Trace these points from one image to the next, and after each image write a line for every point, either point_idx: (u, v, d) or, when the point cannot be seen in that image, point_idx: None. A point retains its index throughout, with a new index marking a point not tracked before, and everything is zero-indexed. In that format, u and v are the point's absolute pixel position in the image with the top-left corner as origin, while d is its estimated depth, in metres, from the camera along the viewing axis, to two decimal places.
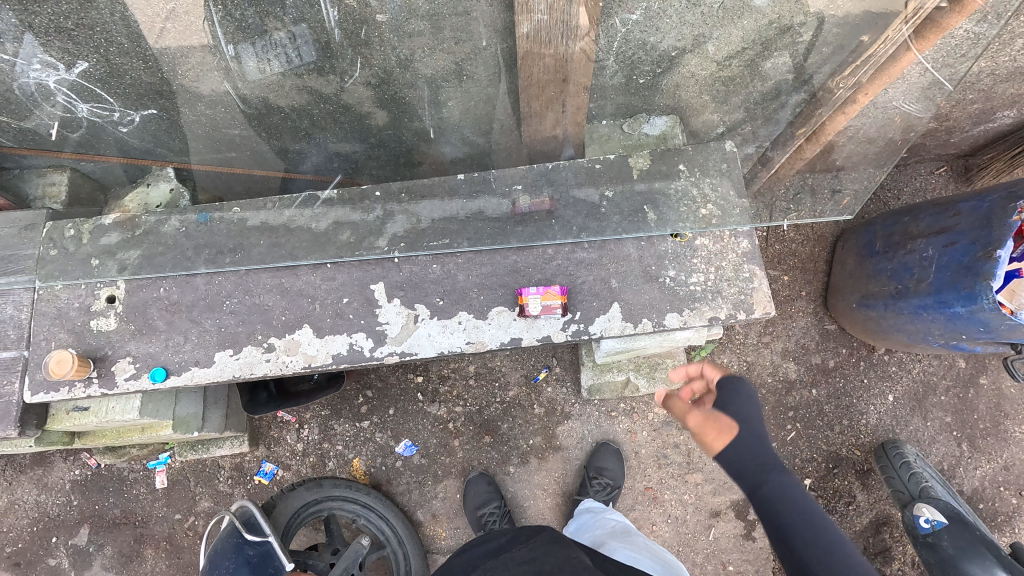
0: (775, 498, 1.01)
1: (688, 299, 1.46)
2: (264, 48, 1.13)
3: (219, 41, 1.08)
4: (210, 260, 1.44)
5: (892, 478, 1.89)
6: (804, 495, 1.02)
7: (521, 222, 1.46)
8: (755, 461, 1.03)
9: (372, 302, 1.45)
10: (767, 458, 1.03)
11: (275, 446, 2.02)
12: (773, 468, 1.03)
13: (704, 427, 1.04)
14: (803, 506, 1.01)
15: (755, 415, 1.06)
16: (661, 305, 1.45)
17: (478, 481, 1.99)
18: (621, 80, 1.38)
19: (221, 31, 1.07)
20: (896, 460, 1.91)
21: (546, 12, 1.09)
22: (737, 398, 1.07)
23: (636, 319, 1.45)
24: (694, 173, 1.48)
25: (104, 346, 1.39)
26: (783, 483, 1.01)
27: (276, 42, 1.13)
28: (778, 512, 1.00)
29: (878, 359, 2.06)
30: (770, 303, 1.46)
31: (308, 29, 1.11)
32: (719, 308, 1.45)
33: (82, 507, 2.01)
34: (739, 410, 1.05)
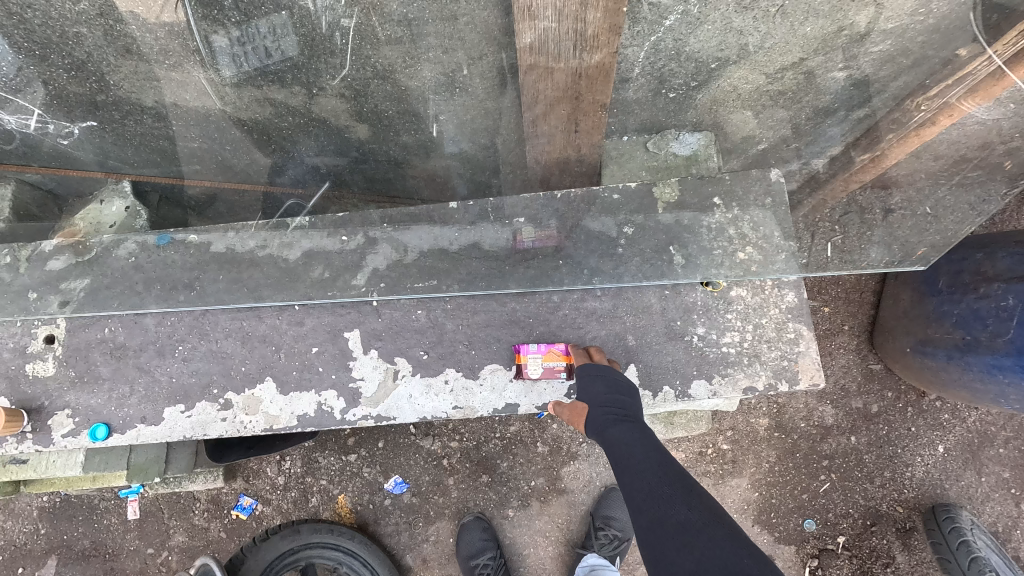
0: (613, 448, 1.00)
1: (721, 363, 1.28)
2: (240, 37, 0.92)
3: (190, 29, 0.91)
4: (161, 297, 1.25)
5: (950, 563, 1.67)
6: (648, 442, 0.99)
7: (523, 261, 1.23)
8: (608, 414, 1.05)
9: (346, 353, 1.27)
10: (621, 398, 1.08)
11: (255, 479, 1.86)
12: (624, 418, 1.04)
13: (572, 416, 1.15)
14: (646, 449, 0.98)
15: (609, 392, 1.09)
16: (686, 369, 1.27)
17: (473, 527, 1.81)
18: (647, 95, 1.14)
19: (195, 15, 0.89)
20: (952, 540, 1.67)
21: (557, 20, 0.87)
22: (587, 374, 1.13)
23: (656, 386, 1.27)
24: (732, 208, 1.26)
25: (40, 396, 1.23)
26: (618, 433, 1.01)
27: (253, 32, 0.92)
28: (638, 469, 0.94)
29: (929, 405, 1.82)
30: (819, 372, 1.28)
31: (288, 18, 0.90)
32: (756, 377, 1.26)
33: (50, 537, 1.88)
34: (586, 391, 1.11)
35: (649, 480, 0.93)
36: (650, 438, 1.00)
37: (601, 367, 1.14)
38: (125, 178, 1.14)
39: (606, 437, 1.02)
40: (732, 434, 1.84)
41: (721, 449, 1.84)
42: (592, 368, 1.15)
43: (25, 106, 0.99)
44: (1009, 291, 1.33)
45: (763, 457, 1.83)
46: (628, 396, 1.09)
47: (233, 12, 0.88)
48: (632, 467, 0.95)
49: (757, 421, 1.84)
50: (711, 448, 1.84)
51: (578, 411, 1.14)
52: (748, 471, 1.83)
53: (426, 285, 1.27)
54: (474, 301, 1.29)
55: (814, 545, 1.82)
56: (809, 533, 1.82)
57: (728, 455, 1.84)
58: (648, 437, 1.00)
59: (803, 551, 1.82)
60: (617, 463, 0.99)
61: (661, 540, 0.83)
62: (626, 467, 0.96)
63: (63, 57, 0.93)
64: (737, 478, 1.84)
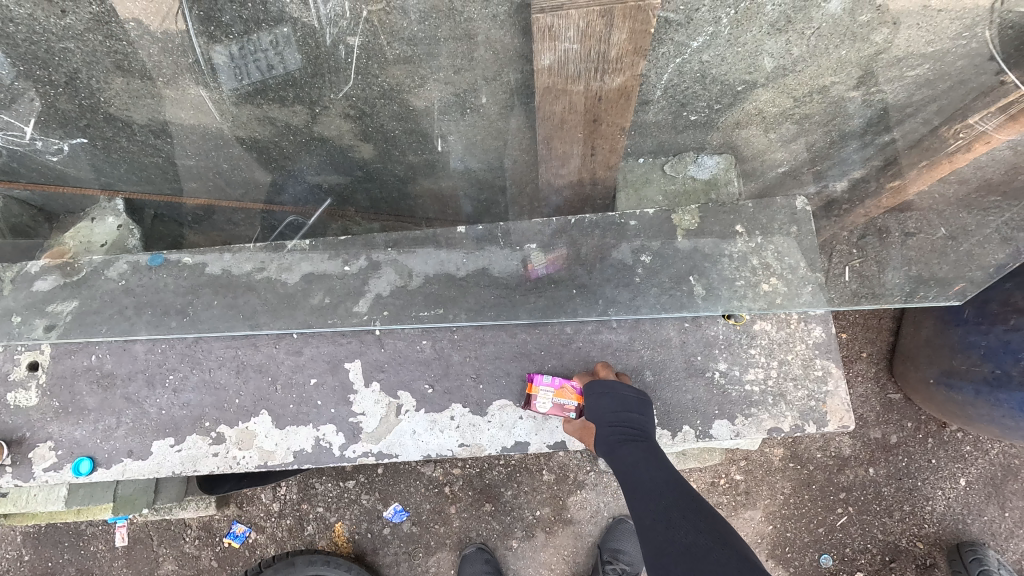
0: (620, 468, 0.94)
1: (743, 403, 1.21)
2: (240, 50, 0.85)
3: (192, 43, 0.83)
4: (151, 324, 1.19)
5: None
6: (658, 463, 0.93)
7: (534, 290, 1.17)
8: (616, 433, 0.98)
9: (346, 386, 1.20)
10: (631, 416, 1.01)
11: (248, 506, 1.79)
12: (634, 437, 0.97)
13: (580, 434, 1.09)
14: (657, 473, 0.91)
15: (618, 408, 1.02)
16: (707, 406, 1.20)
17: (475, 559, 1.73)
18: (667, 117, 1.08)
19: (195, 25, 0.80)
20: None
21: (578, 41, 0.81)
22: (595, 389, 1.06)
23: (675, 425, 1.21)
24: (755, 237, 1.22)
25: (21, 427, 1.16)
26: (627, 453, 0.94)
27: (255, 42, 0.84)
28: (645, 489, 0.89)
29: (950, 436, 1.75)
30: (848, 414, 1.20)
31: (293, 35, 0.83)
32: (782, 419, 1.19)
33: (34, 564, 1.80)
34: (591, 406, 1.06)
35: (658, 504, 0.86)
36: (659, 458, 0.94)
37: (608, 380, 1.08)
38: (117, 196, 1.12)
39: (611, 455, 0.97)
40: (745, 464, 1.77)
41: (734, 479, 1.77)
42: (600, 381, 1.07)
43: (9, 121, 0.93)
44: None
45: (777, 488, 1.76)
46: (639, 413, 1.02)
47: (234, 27, 0.81)
48: (642, 491, 0.89)
49: (772, 451, 1.77)
50: (724, 478, 1.77)
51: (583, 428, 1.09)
52: (762, 503, 1.76)
53: (432, 314, 1.20)
54: (482, 331, 1.23)
55: None
56: (826, 568, 1.75)
57: (741, 486, 1.77)
58: (658, 458, 0.94)
59: None
60: (626, 485, 0.92)
61: (665, 564, 0.76)
62: (634, 488, 0.90)
63: (49, 73, 0.87)
64: (751, 510, 1.77)
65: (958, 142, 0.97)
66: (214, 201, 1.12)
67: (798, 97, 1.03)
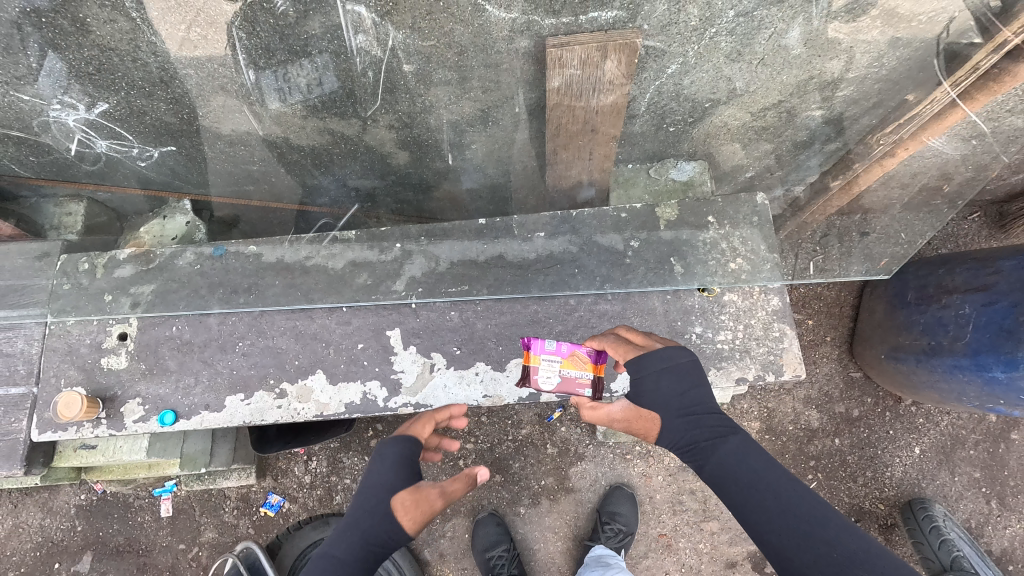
0: (719, 471, 0.90)
1: (716, 358, 1.45)
2: (282, 76, 1.05)
3: (240, 66, 1.03)
4: (223, 299, 1.43)
5: (922, 544, 1.81)
6: (753, 455, 0.90)
7: (543, 269, 1.44)
8: (700, 431, 0.93)
9: (387, 348, 1.44)
10: (701, 399, 0.96)
11: (283, 478, 1.99)
12: (720, 431, 0.93)
13: (631, 421, 1.05)
14: (755, 468, 0.89)
15: (681, 391, 0.96)
16: None
17: (487, 522, 1.94)
18: (651, 128, 1.33)
19: (243, 55, 1.01)
20: (925, 525, 1.83)
21: (580, 67, 1.06)
22: (650, 375, 0.98)
23: None
24: (723, 226, 1.47)
25: (113, 385, 1.40)
26: (721, 454, 0.91)
27: (295, 71, 1.05)
28: (755, 495, 0.86)
29: (905, 410, 1.99)
30: (801, 365, 1.44)
31: (332, 61, 1.03)
32: (747, 369, 1.44)
33: (86, 533, 1.99)
34: (648, 393, 0.98)
35: (773, 508, 0.84)
36: (752, 449, 0.91)
37: (657, 354, 1.00)
38: (185, 197, 1.36)
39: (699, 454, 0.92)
40: None
41: None
42: (649, 359, 0.99)
43: (121, 133, 1.17)
44: (967, 301, 1.51)
45: None
46: (701, 389, 0.97)
47: (281, 53, 1.01)
48: (751, 496, 0.86)
49: (749, 425, 2.00)
50: None
51: (626, 413, 1.08)
52: None
53: (459, 289, 1.45)
54: (500, 304, 1.47)
55: None
56: None
57: None
58: (752, 449, 0.91)
59: None
60: (725, 484, 0.89)
61: None
62: (740, 493, 0.87)
63: (167, 92, 1.09)
64: None
65: (886, 145, 1.24)
66: (268, 206, 1.36)
67: (755, 111, 1.28)
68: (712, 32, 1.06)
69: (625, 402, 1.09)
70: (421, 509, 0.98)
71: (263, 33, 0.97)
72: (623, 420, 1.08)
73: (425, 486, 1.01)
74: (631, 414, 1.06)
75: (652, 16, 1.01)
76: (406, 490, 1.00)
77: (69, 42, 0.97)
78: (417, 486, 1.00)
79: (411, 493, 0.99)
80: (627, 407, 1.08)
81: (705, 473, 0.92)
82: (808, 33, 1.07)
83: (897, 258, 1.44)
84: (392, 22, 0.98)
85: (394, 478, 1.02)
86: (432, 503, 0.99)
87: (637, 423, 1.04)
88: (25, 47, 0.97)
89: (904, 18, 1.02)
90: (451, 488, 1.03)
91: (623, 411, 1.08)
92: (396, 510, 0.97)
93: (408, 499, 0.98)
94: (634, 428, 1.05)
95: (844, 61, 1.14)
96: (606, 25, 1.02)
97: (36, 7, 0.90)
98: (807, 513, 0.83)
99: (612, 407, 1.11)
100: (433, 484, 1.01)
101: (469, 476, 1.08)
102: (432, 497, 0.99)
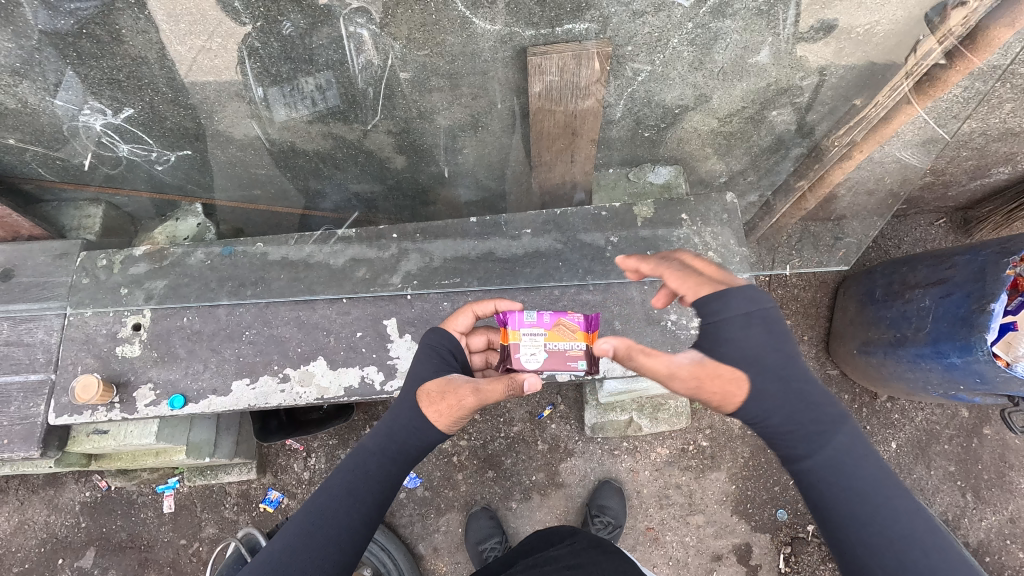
0: (824, 457, 0.86)
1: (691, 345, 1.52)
2: (290, 91, 1.17)
3: (249, 83, 1.14)
4: (232, 292, 1.54)
5: None
6: (862, 447, 0.87)
7: (529, 263, 1.56)
8: (807, 413, 0.89)
9: (384, 336, 1.53)
10: (801, 379, 0.92)
11: (282, 474, 2.06)
12: (828, 417, 0.89)
13: (700, 377, 0.93)
14: (863, 461, 0.85)
15: (773, 349, 0.93)
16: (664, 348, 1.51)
17: (480, 516, 2.00)
18: (627, 132, 1.46)
19: (250, 75, 1.12)
20: None
21: (558, 74, 1.18)
22: (734, 318, 0.95)
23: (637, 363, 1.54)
24: (695, 222, 1.58)
25: (126, 372, 1.50)
26: (829, 438, 0.87)
27: (302, 87, 1.17)
28: (854, 484, 0.84)
29: (881, 406, 2.08)
30: None
31: (334, 78, 1.16)
32: None
33: (90, 530, 2.04)
34: (740, 354, 0.93)
35: (876, 506, 0.82)
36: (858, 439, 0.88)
37: (752, 303, 0.96)
38: (197, 201, 1.55)
39: (796, 430, 0.89)
40: (710, 432, 2.08)
41: (701, 445, 2.07)
42: (736, 295, 0.97)
43: (143, 138, 1.28)
44: (928, 295, 1.61)
45: (739, 453, 2.07)
46: (795, 363, 0.93)
47: (284, 71, 1.12)
48: (858, 489, 0.83)
49: (732, 421, 2.09)
50: (692, 445, 2.07)
51: (691, 366, 0.94)
52: (726, 466, 2.06)
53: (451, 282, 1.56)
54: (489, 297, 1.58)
55: (787, 533, 2.01)
56: (782, 522, 2.02)
57: (708, 451, 2.07)
58: (860, 439, 0.88)
59: (777, 539, 2.01)
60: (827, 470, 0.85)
61: None
62: (844, 483, 0.84)
63: (186, 99, 1.18)
64: (716, 472, 2.06)
65: (843, 147, 1.39)
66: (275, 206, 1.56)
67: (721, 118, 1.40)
68: (674, 42, 1.17)
69: (693, 354, 0.95)
70: (448, 401, 1.06)
71: (268, 48, 1.07)
72: (683, 371, 0.94)
73: (458, 382, 1.08)
74: (707, 366, 0.93)
75: (620, 27, 1.13)
76: (433, 382, 1.10)
77: (102, 52, 1.05)
78: (446, 378, 1.10)
79: (441, 385, 1.08)
80: (693, 355, 0.96)
81: (790, 450, 0.89)
82: (760, 46, 1.19)
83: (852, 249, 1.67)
84: (390, 34, 1.07)
85: (420, 376, 1.13)
86: (461, 398, 1.05)
87: (710, 377, 0.93)
88: (48, 63, 1.07)
89: (846, 30, 1.14)
90: (484, 386, 1.06)
91: (686, 366, 0.94)
92: (422, 401, 1.08)
93: (434, 390, 1.08)
94: (703, 384, 0.94)
95: (798, 71, 1.26)
96: (580, 37, 1.14)
97: (59, 30, 0.99)
98: (902, 515, 0.81)
99: (671, 360, 0.96)
100: (468, 382, 1.07)
101: (513, 380, 1.07)
102: (459, 392, 1.06)
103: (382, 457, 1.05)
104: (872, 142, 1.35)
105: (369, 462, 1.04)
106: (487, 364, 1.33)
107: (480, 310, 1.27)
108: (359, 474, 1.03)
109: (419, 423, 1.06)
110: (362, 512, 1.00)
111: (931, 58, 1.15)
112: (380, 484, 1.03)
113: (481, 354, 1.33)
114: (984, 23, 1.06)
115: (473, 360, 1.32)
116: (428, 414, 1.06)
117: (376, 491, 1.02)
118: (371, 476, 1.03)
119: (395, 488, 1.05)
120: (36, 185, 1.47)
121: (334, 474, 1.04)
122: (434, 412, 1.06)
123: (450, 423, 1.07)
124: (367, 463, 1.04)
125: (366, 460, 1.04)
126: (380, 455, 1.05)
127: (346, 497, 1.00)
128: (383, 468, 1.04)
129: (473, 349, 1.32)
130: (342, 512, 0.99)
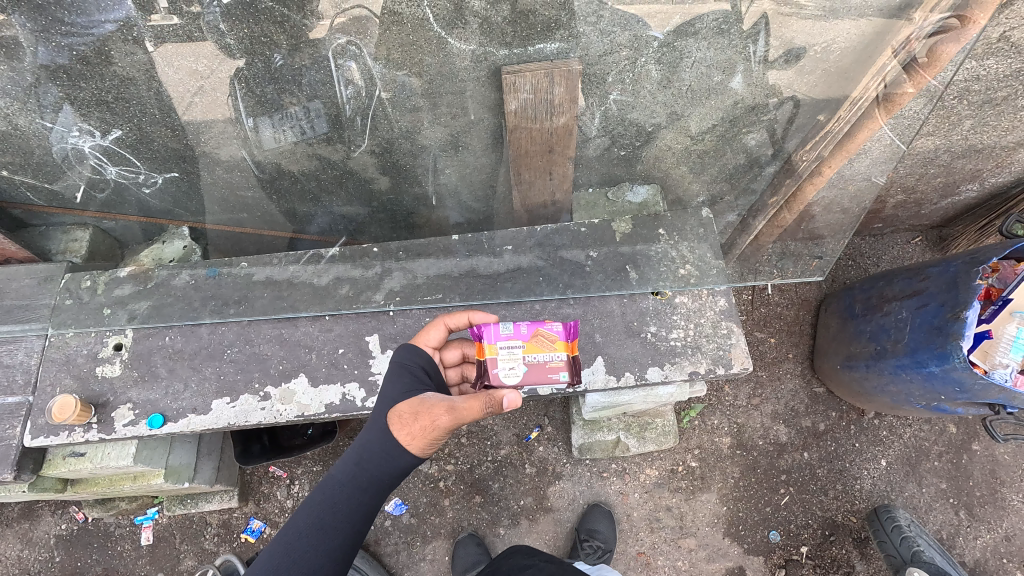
0: None
1: (670, 353, 1.71)
2: (279, 118, 1.20)
3: (240, 115, 1.17)
4: (214, 311, 1.64)
5: (884, 543, 1.87)
6: None
7: (510, 279, 1.66)
8: None
9: (366, 352, 1.68)
10: None
11: (265, 502, 2.02)
12: None
13: None
14: None
15: None
16: (644, 359, 1.70)
17: (467, 542, 1.96)
18: (605, 154, 1.47)
19: (241, 100, 1.14)
20: (887, 524, 1.88)
21: (533, 92, 1.23)
22: None
23: (620, 372, 1.69)
24: (673, 238, 1.72)
25: (106, 392, 1.60)
26: None
27: (291, 113, 1.19)
28: None
29: (868, 423, 2.08)
30: (747, 357, 1.72)
31: (321, 104, 1.18)
32: (699, 363, 1.70)
33: (64, 564, 1.98)
34: None
35: None
36: None
37: None
38: (184, 225, 1.53)
39: None
40: (699, 452, 2.06)
41: (690, 466, 2.05)
42: None
43: (131, 159, 1.27)
44: (905, 307, 1.65)
45: (728, 474, 2.04)
46: None
47: (270, 98, 1.15)
48: None
49: (720, 440, 2.08)
50: (682, 466, 2.05)
51: None
52: (716, 486, 2.03)
53: (433, 298, 1.68)
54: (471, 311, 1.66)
55: (780, 555, 1.97)
56: (774, 544, 1.98)
57: (697, 472, 2.05)
58: None
59: (770, 562, 1.97)
60: None
61: None
62: None
63: (172, 121, 1.18)
64: (706, 493, 2.03)
65: (811, 162, 1.41)
66: (260, 230, 1.54)
67: (694, 137, 1.40)
68: (642, 61, 1.20)
69: None
70: (421, 423, 1.04)
71: (253, 70, 1.08)
72: None
73: (432, 402, 1.06)
74: None
75: (591, 47, 1.16)
76: (404, 404, 1.09)
77: (92, 73, 1.06)
78: (419, 398, 1.08)
79: (414, 407, 1.07)
80: None
81: None
82: (729, 66, 1.21)
83: (827, 263, 1.72)
84: (373, 55, 1.10)
85: (391, 398, 1.12)
86: (435, 418, 1.03)
87: None
88: (37, 87, 1.09)
89: (812, 51, 1.18)
90: (460, 405, 1.03)
91: None
92: (391, 423, 1.06)
93: (407, 411, 1.06)
94: None
95: (773, 96, 1.28)
96: (552, 56, 1.18)
97: (50, 58, 1.03)
98: None
99: None
100: (442, 402, 1.05)
101: (492, 397, 1.05)
102: (433, 411, 1.03)
103: (352, 489, 1.03)
104: (836, 156, 1.39)
105: (338, 494, 1.03)
106: (463, 378, 1.37)
107: (453, 323, 1.29)
108: (328, 507, 1.01)
109: (390, 448, 1.05)
110: (331, 548, 0.99)
111: (893, 77, 1.24)
112: (349, 517, 1.02)
113: (457, 368, 1.37)
114: (935, 46, 1.19)
115: (448, 375, 1.36)
116: (400, 437, 1.05)
117: (345, 526, 1.01)
118: (340, 510, 1.02)
119: (366, 519, 1.05)
120: (24, 210, 1.47)
121: (302, 509, 1.02)
122: (405, 434, 1.05)
123: (423, 446, 1.05)
124: (335, 495, 1.03)
125: (334, 492, 1.03)
126: (349, 486, 1.04)
127: (315, 538, 0.99)
128: (353, 500, 1.03)
129: (448, 364, 1.35)
130: (310, 549, 0.98)
